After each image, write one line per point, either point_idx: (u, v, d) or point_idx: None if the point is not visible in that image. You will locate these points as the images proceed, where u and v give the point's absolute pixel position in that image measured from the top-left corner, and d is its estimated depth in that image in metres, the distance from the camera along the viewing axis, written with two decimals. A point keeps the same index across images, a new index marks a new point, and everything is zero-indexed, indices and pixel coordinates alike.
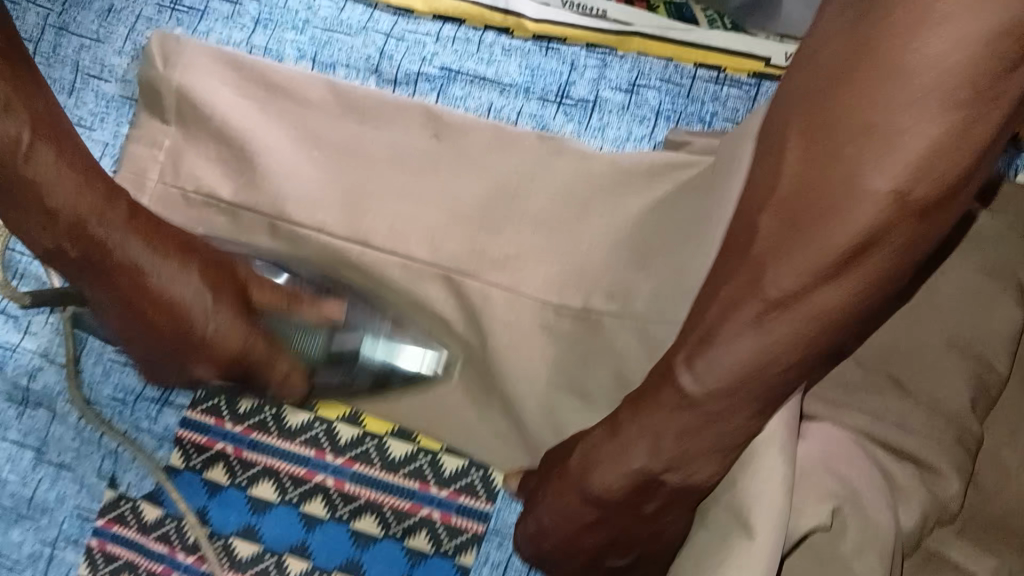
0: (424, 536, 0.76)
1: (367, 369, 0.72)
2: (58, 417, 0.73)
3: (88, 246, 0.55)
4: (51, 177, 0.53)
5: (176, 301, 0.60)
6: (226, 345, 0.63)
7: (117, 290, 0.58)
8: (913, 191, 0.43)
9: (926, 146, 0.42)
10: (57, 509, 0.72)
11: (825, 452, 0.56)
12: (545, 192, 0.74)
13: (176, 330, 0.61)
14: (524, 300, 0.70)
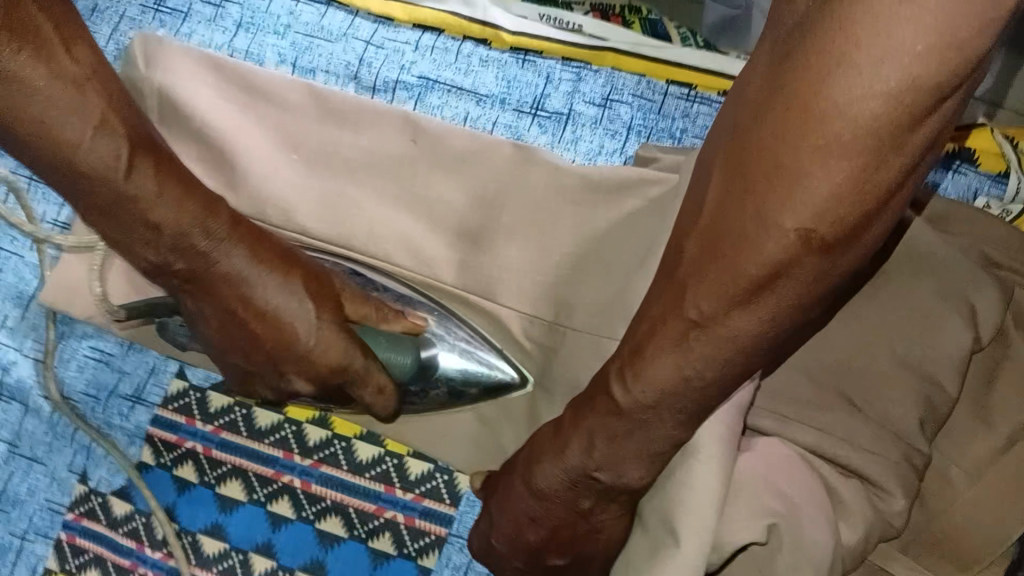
0: (388, 538, 0.71)
1: (443, 383, 0.68)
2: (31, 411, 0.76)
3: (192, 258, 0.56)
4: (152, 195, 0.53)
5: (281, 309, 0.58)
6: (324, 356, 0.59)
7: (218, 302, 0.57)
8: (825, 224, 0.40)
9: (831, 188, 0.39)
10: (29, 501, 0.75)
11: (768, 468, 0.55)
12: (519, 200, 0.70)
13: (279, 339, 0.58)
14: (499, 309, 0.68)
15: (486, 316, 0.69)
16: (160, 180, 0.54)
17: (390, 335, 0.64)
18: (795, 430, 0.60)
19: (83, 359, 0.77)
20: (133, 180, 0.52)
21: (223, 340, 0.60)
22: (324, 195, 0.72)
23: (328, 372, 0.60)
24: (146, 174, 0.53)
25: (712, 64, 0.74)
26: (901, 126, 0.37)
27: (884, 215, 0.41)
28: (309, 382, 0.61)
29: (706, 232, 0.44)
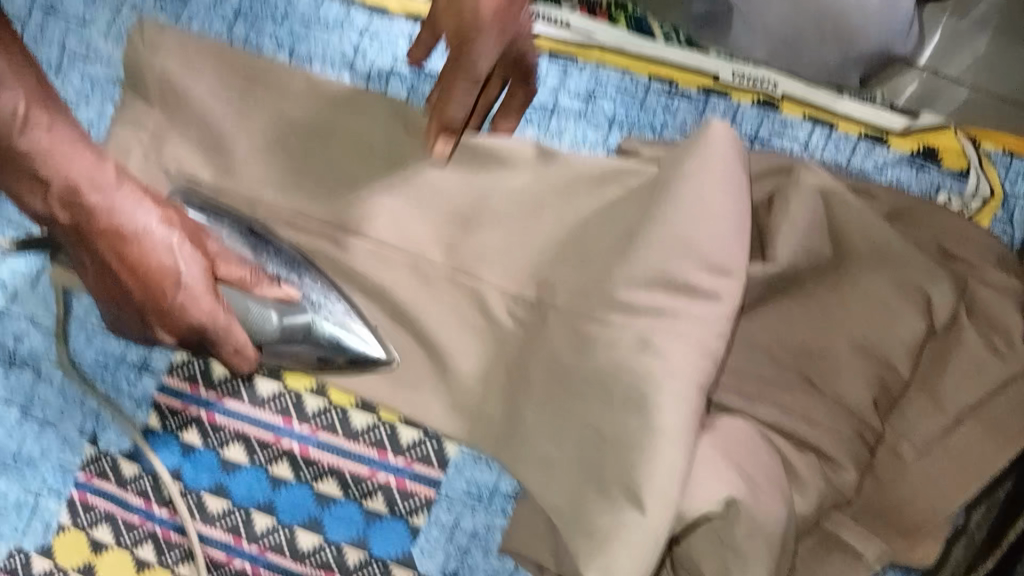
0: (381, 498, 0.76)
1: (316, 345, 0.75)
2: (42, 378, 0.81)
3: (79, 213, 0.59)
4: (43, 150, 0.57)
5: (158, 264, 0.62)
6: (193, 306, 0.65)
7: (96, 255, 0.61)
8: None
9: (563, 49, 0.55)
10: (42, 461, 0.80)
11: (728, 443, 0.61)
12: (506, 188, 0.74)
13: (149, 292, 0.63)
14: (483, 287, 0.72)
15: (472, 296, 0.73)
16: (57, 139, 0.58)
17: (263, 300, 0.71)
18: (758, 408, 0.65)
19: (92, 330, 0.81)
20: (27, 134, 0.56)
21: (105, 293, 0.65)
22: (321, 179, 0.76)
23: (190, 330, 0.66)
24: (44, 130, 0.57)
25: (691, 60, 0.77)
26: None
27: None
28: (174, 336, 0.67)
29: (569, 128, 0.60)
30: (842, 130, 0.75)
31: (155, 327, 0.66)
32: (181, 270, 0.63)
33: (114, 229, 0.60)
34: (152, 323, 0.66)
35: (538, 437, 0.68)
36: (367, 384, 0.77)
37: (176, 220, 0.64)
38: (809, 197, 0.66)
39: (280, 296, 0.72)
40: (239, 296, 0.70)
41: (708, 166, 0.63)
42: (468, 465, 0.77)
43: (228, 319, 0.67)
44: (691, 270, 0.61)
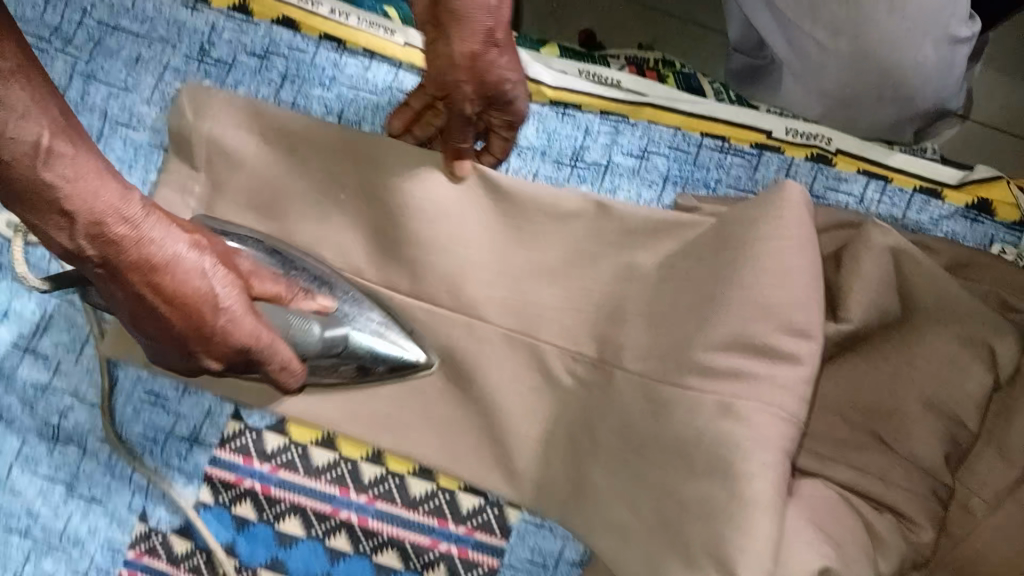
0: (443, 569, 0.75)
1: (354, 359, 0.72)
2: (88, 454, 0.79)
3: (106, 246, 0.55)
4: (70, 181, 0.53)
5: (195, 289, 0.58)
6: (236, 329, 0.60)
7: (128, 288, 0.57)
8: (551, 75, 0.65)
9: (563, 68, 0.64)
10: (89, 540, 0.78)
11: (809, 510, 0.61)
12: (562, 245, 0.73)
13: (189, 320, 0.59)
14: (542, 346, 0.71)
15: (530, 355, 0.72)
16: (81, 167, 0.53)
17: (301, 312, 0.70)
18: (831, 468, 0.65)
19: (138, 402, 0.80)
20: (51, 168, 0.52)
21: (138, 327, 0.60)
22: (373, 240, 0.75)
23: (233, 354, 0.62)
24: (69, 162, 0.53)
25: (745, 117, 0.77)
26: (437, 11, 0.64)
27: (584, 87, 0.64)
28: (217, 361, 0.63)
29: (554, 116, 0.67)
30: (897, 183, 0.75)
31: (198, 355, 0.62)
32: (218, 292, 0.59)
33: (147, 261, 0.56)
34: (192, 352, 0.62)
35: (612, 500, 0.68)
36: (424, 447, 0.75)
37: (204, 244, 0.61)
38: (881, 255, 0.66)
39: (318, 308, 0.71)
40: (279, 311, 0.69)
41: (786, 231, 0.63)
42: (531, 532, 0.76)
43: (271, 337, 0.63)
44: (772, 333, 0.60)
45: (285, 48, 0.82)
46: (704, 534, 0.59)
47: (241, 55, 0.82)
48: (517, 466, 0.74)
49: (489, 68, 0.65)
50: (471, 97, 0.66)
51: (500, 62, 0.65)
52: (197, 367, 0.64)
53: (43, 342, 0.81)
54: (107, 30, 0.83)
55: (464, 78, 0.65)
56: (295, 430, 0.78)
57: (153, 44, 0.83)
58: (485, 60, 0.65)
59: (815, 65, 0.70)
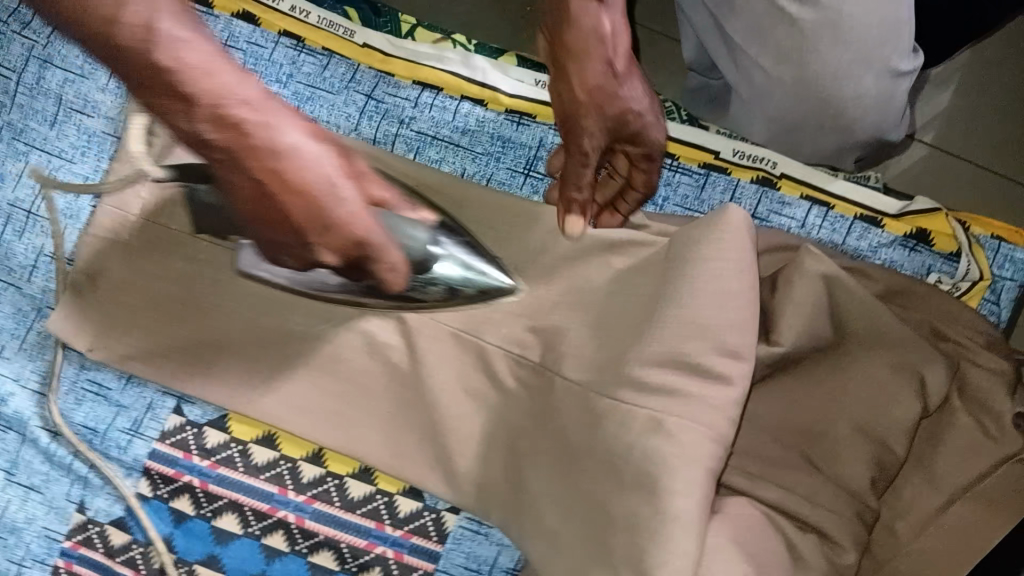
0: (378, 571, 0.76)
1: (443, 283, 0.70)
2: (27, 441, 0.79)
3: (232, 134, 0.52)
4: (183, 65, 0.49)
5: (312, 176, 0.54)
6: (347, 228, 0.56)
7: (249, 173, 0.54)
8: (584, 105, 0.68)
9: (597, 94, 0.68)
10: (26, 529, 0.78)
11: (732, 526, 0.62)
12: (517, 256, 0.75)
13: (306, 212, 0.55)
14: (487, 348, 0.73)
15: (475, 356, 0.73)
16: (198, 43, 0.50)
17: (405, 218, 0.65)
18: (760, 488, 0.66)
19: (81, 392, 0.80)
20: (164, 45, 0.49)
21: (256, 219, 0.58)
22: None
23: (352, 246, 0.58)
24: (190, 44, 0.49)
25: (694, 137, 0.78)
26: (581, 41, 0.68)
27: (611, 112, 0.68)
28: (335, 254, 0.59)
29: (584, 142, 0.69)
30: (839, 210, 0.77)
31: (314, 245, 0.58)
32: (338, 182, 0.55)
33: (271, 144, 0.53)
34: (307, 244, 0.58)
35: (544, 509, 0.69)
36: (367, 444, 0.76)
37: (322, 135, 0.56)
38: (817, 281, 0.68)
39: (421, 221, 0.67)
40: (392, 219, 0.64)
41: (724, 253, 0.63)
42: (467, 538, 0.76)
43: (383, 235, 0.59)
44: (705, 352, 0.61)
45: (243, 43, 0.81)
46: (626, 549, 0.59)
47: None
48: (457, 466, 0.75)
49: (611, 98, 0.68)
50: (592, 130, 0.68)
51: (621, 93, 0.68)
52: (314, 261, 0.60)
53: None
54: None
55: (585, 108, 0.68)
56: (237, 427, 0.79)
57: None
58: (606, 91, 0.68)
59: (761, 91, 0.72)
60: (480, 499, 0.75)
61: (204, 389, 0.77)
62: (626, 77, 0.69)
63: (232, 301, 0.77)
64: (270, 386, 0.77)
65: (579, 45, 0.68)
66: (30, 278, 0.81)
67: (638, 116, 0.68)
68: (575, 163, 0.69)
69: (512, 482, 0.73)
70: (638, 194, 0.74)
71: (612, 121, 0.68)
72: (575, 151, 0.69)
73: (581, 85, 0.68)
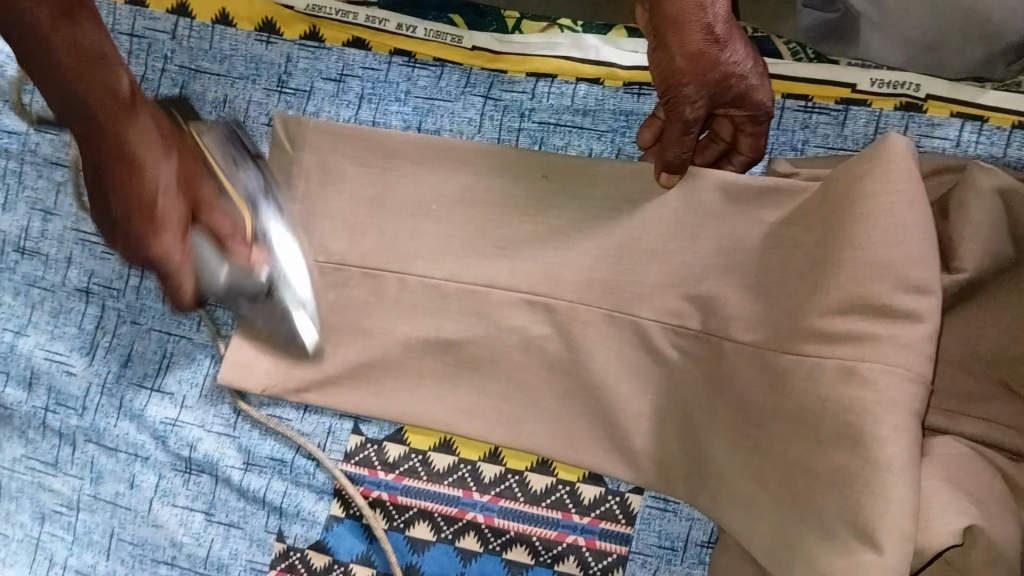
0: (573, 561, 0.76)
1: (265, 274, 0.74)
2: (220, 481, 0.83)
3: (88, 125, 0.57)
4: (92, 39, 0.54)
5: (141, 145, 0.59)
6: (157, 240, 0.60)
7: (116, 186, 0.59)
8: (679, 72, 0.63)
9: (689, 62, 0.62)
10: (233, 563, 0.82)
11: (943, 467, 0.60)
12: (658, 225, 0.73)
13: (127, 204, 0.59)
14: (645, 324, 0.72)
15: (636, 334, 0.72)
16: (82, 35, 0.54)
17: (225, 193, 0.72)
18: (962, 424, 0.64)
19: (263, 426, 0.83)
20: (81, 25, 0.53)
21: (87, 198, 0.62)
22: (468, 239, 0.77)
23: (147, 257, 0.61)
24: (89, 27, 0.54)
25: (828, 74, 0.75)
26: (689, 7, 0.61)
27: (706, 80, 0.62)
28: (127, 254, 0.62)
29: (676, 114, 0.64)
30: (994, 122, 0.73)
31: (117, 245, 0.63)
32: (166, 196, 0.60)
33: (137, 161, 0.59)
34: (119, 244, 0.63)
35: (735, 477, 0.68)
36: (539, 439, 0.77)
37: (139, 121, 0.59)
38: (992, 198, 0.64)
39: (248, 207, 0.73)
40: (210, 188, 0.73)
41: (894, 184, 0.61)
42: (656, 517, 0.76)
43: (185, 260, 0.62)
44: (890, 291, 0.59)
45: (359, 69, 0.84)
46: (839, 505, 0.58)
47: (318, 81, 0.84)
48: (635, 447, 0.74)
49: (713, 66, 0.62)
50: (692, 98, 0.63)
51: (723, 58, 0.62)
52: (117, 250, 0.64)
53: (168, 379, 0.85)
54: (190, 74, 0.86)
55: (686, 77, 0.62)
56: (413, 438, 0.81)
57: (234, 82, 0.86)
58: (708, 57, 0.62)
59: (893, 15, 0.66)
60: (663, 479, 0.74)
61: (375, 407, 0.79)
62: (726, 41, 0.62)
63: (384, 318, 0.78)
64: (438, 396, 0.79)
65: (679, 13, 0.62)
66: (199, 327, 0.85)
67: (741, 79, 0.63)
68: (675, 130, 0.65)
69: (694, 456, 0.72)
70: (747, 157, 0.72)
71: (714, 88, 0.63)
72: (675, 118, 0.64)
73: (679, 55, 0.62)
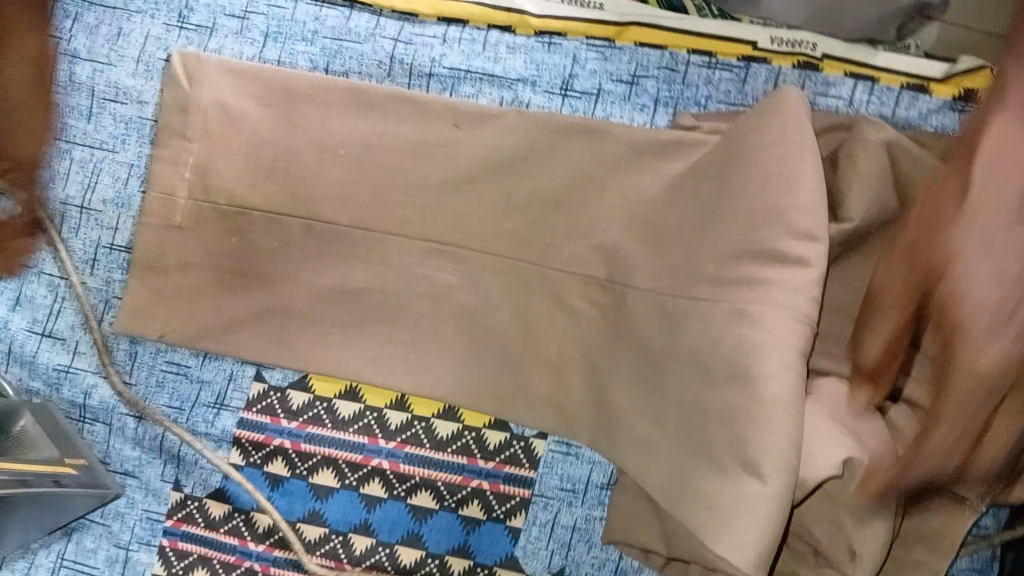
0: (477, 504, 0.77)
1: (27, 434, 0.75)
2: (115, 430, 0.81)
3: None
4: None
5: None
6: None
7: None
8: (908, 275, 0.52)
9: (932, 221, 0.50)
10: (128, 513, 0.81)
11: (825, 405, 0.63)
12: (565, 173, 0.74)
13: None
14: (550, 273, 0.73)
15: (541, 281, 0.73)
16: None
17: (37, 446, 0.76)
18: (843, 365, 0.67)
19: (161, 374, 0.81)
20: None
21: None
22: (375, 184, 0.75)
23: None
24: None
25: (728, 31, 0.78)
26: (924, 231, 0.50)
27: (906, 250, 0.53)
28: None
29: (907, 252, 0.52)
30: (884, 83, 0.75)
31: None
32: None
33: None
34: None
35: (634, 418, 0.69)
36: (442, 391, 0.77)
37: None
38: (877, 151, 0.67)
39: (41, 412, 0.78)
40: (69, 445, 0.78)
41: (789, 132, 0.63)
42: (559, 461, 0.77)
43: None
44: (782, 239, 0.61)
45: (263, 7, 0.81)
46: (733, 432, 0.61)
47: (220, 17, 0.82)
48: (539, 392, 0.76)
49: (909, 266, 0.52)
50: (909, 276, 0.52)
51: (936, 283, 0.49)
52: None
53: (58, 324, 0.81)
54: (85, 5, 0.82)
55: (906, 267, 0.52)
56: (318, 385, 0.80)
57: (133, 17, 0.82)
58: (920, 269, 0.51)
59: None
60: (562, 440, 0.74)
61: (278, 356, 0.78)
62: (969, 262, 0.47)
63: (287, 263, 0.77)
64: (343, 344, 0.78)
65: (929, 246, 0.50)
66: (92, 270, 0.82)
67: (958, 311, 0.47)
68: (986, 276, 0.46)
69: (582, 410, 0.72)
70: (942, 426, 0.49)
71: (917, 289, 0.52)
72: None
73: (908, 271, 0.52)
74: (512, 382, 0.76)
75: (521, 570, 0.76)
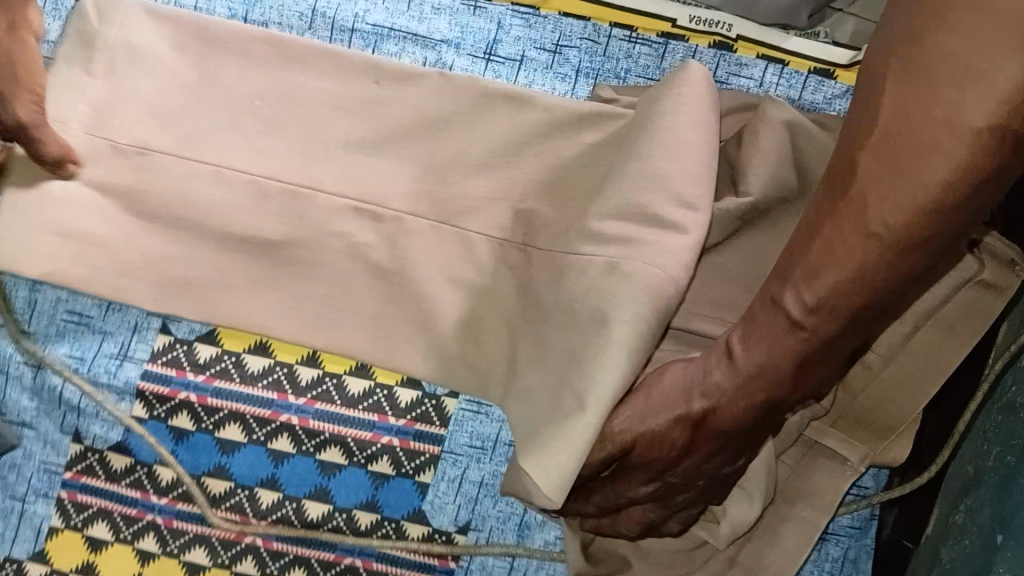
0: (387, 460, 0.78)
1: None
2: (12, 379, 0.79)
3: None
4: None
5: None
6: None
7: None
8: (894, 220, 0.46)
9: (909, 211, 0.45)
10: (25, 465, 0.78)
11: None
12: (483, 137, 0.75)
13: None
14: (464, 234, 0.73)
15: (455, 242, 0.74)
16: None
17: None
18: None
19: (63, 323, 0.79)
20: None
21: None
22: (292, 137, 0.75)
23: None
24: None
25: (649, 7, 0.80)
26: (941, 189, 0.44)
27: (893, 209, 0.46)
28: None
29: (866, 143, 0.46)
30: (793, 66, 0.79)
31: None
32: None
33: None
34: None
35: None
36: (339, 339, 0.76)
37: None
38: (779, 129, 0.70)
39: None
40: None
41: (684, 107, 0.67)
42: (469, 419, 0.79)
43: None
44: (661, 202, 0.64)
45: None
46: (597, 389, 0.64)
47: None
48: (449, 351, 0.76)
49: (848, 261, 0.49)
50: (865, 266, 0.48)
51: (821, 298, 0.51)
52: None
53: None
54: None
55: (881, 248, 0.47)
56: (227, 339, 0.79)
57: None
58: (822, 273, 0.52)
59: None
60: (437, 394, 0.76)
61: (184, 307, 0.77)
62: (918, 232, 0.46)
63: (193, 211, 0.74)
64: (252, 297, 0.77)
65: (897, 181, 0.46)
66: None
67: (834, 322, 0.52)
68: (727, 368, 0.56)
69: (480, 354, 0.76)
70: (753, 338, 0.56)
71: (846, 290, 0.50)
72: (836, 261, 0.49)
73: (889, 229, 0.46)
74: (421, 341, 0.77)
75: (428, 524, 0.78)
